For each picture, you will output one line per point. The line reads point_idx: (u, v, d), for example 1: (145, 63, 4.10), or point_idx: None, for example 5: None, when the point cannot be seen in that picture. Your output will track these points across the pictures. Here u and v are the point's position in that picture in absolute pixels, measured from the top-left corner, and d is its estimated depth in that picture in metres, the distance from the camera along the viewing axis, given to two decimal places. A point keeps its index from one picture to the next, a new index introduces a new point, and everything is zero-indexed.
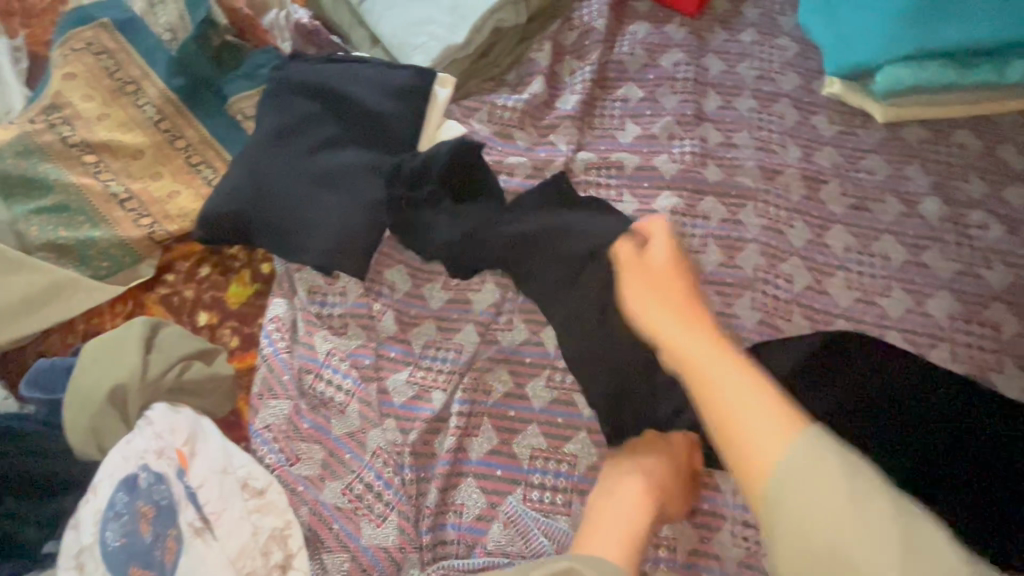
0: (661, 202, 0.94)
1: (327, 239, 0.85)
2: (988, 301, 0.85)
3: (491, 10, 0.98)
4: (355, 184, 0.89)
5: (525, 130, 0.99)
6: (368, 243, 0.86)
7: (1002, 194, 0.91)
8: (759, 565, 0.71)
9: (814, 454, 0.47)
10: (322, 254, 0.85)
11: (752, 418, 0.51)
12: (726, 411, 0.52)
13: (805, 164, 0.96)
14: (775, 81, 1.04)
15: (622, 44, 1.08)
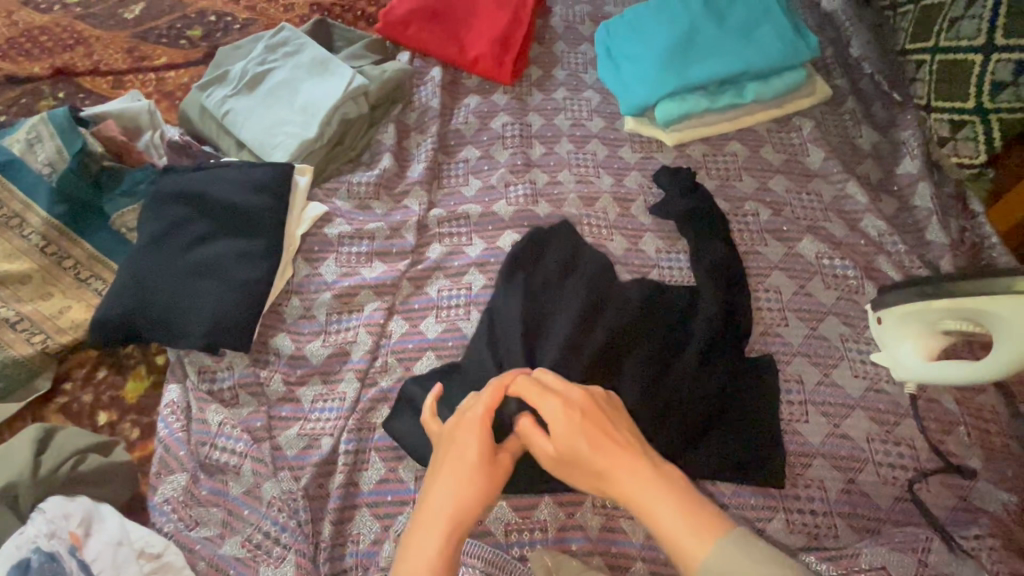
0: (504, 240, 1.10)
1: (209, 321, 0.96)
2: (768, 271, 1.04)
3: (335, 107, 1.17)
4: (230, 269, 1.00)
5: (382, 200, 1.15)
6: (245, 319, 0.97)
7: (767, 186, 1.14)
8: (616, 526, 0.83)
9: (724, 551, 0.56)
10: (206, 336, 0.95)
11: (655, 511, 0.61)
12: (664, 527, 0.60)
13: (617, 188, 1.17)
14: (585, 126, 1.26)
15: (458, 116, 1.28)
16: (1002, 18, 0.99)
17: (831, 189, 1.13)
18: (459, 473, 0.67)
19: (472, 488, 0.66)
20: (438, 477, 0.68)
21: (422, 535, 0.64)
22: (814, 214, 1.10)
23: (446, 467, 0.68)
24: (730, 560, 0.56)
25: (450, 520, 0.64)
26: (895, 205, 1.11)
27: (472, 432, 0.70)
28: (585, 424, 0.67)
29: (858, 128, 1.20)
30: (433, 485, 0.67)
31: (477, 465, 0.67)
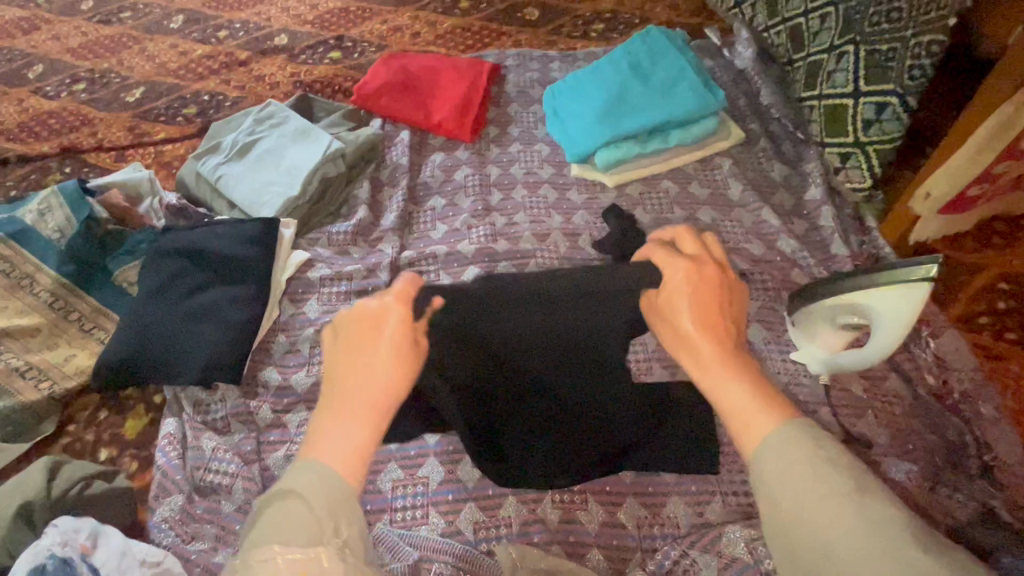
0: (467, 274, 1.25)
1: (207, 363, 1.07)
2: None
3: (315, 168, 1.33)
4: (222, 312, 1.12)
5: (359, 246, 1.30)
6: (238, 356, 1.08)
7: (695, 216, 1.31)
8: (574, 517, 0.93)
9: (785, 441, 0.54)
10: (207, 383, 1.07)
11: (729, 388, 0.60)
12: (736, 407, 0.59)
13: (566, 225, 1.33)
14: (537, 173, 1.44)
15: (426, 171, 1.46)
16: (863, 70, 1.19)
17: (750, 216, 1.30)
18: (373, 370, 0.65)
19: (385, 378, 0.64)
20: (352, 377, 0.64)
21: (343, 425, 0.61)
22: (737, 237, 1.27)
23: (357, 353, 0.66)
24: (784, 447, 0.54)
25: (366, 403, 0.62)
26: (805, 226, 1.28)
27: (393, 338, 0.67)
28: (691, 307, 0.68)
29: (770, 163, 1.39)
30: (346, 372, 0.65)
31: (385, 354, 0.66)
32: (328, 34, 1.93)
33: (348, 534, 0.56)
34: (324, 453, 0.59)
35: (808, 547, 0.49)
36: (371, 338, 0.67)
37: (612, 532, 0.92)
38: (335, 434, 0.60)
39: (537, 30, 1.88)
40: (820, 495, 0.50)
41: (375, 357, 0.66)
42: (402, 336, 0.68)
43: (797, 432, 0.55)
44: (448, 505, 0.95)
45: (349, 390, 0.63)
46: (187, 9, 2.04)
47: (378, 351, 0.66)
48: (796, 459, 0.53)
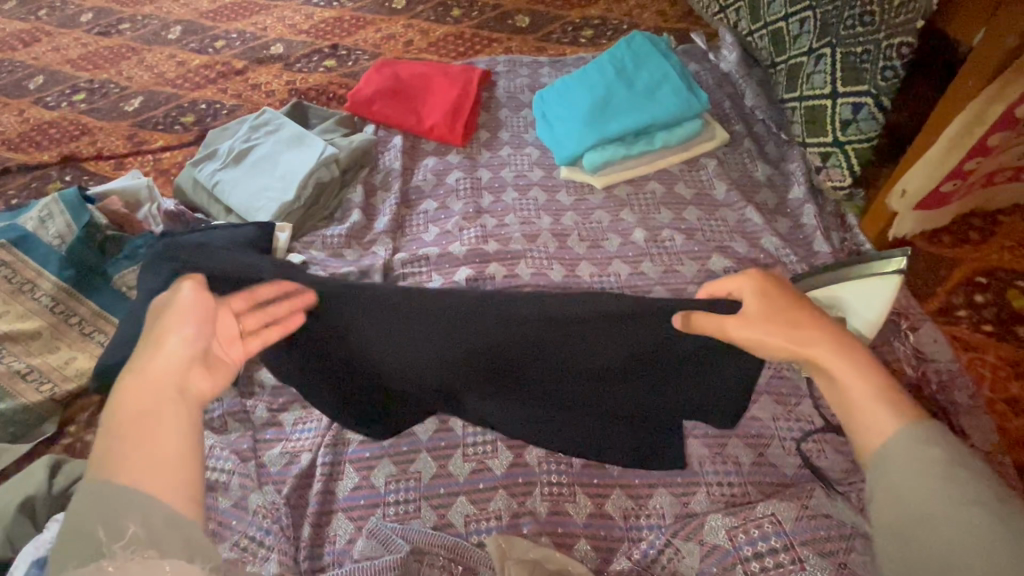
0: (459, 274, 1.28)
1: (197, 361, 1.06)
2: (683, 286, 1.22)
3: (310, 174, 1.37)
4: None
5: (352, 249, 1.33)
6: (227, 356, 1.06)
7: (680, 216, 1.35)
8: (562, 509, 0.95)
9: (908, 449, 0.60)
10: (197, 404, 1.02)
11: (856, 394, 0.66)
12: (863, 411, 0.65)
13: (555, 226, 1.36)
14: (527, 176, 1.48)
15: (418, 175, 1.49)
16: (839, 72, 1.24)
17: (735, 215, 1.33)
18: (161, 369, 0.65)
19: (175, 385, 0.63)
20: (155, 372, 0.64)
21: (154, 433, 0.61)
22: (722, 236, 1.30)
23: (149, 361, 0.64)
24: (904, 457, 0.60)
25: (162, 412, 0.62)
26: (789, 224, 1.31)
27: (190, 319, 0.67)
28: (786, 317, 0.70)
29: (754, 164, 1.42)
30: (135, 382, 0.63)
31: (178, 359, 0.65)
32: (322, 43, 1.97)
33: (134, 527, 0.54)
34: (113, 467, 0.58)
35: (927, 546, 0.55)
36: (159, 347, 0.65)
37: (600, 522, 0.94)
38: (133, 443, 0.59)
39: (528, 37, 1.92)
40: (944, 501, 0.56)
41: (169, 362, 0.64)
42: (198, 339, 0.67)
43: (923, 438, 0.61)
44: (441, 499, 0.98)
45: (138, 402, 0.62)
46: (184, 21, 2.08)
47: (172, 358, 0.65)
48: (919, 464, 0.59)
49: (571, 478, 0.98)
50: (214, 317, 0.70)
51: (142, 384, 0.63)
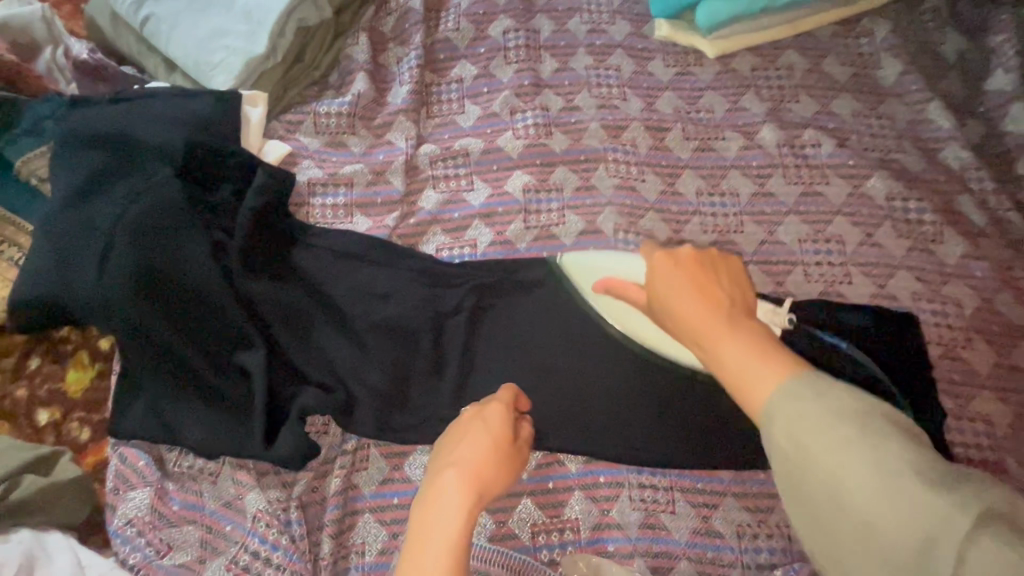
0: (513, 183, 0.91)
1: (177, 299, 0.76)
2: (830, 216, 0.88)
3: (288, 11, 0.90)
4: (184, 218, 0.77)
5: (357, 133, 0.93)
6: (229, 290, 0.77)
7: (830, 108, 0.94)
8: (659, 523, 0.74)
9: (786, 397, 0.44)
10: (211, 354, 0.76)
11: (761, 383, 0.46)
12: (743, 386, 0.47)
13: (648, 114, 0.96)
14: (606, 32, 1.02)
15: (447, 21, 1.03)
16: None
17: (905, 110, 0.93)
18: (474, 458, 0.58)
19: (481, 478, 0.57)
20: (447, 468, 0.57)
21: (436, 516, 0.53)
22: (886, 143, 0.91)
23: (463, 432, 0.62)
24: (799, 412, 0.43)
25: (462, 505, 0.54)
26: (982, 130, 0.92)
27: (483, 432, 0.61)
28: (691, 283, 0.54)
29: (941, 31, 0.98)
30: (445, 463, 0.58)
31: (480, 434, 0.61)
32: None
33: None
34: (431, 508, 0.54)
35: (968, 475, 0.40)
36: (460, 426, 0.64)
37: (707, 541, 0.73)
38: (430, 516, 0.53)
39: None
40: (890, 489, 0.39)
41: (466, 441, 0.61)
42: (498, 433, 0.62)
43: (797, 390, 0.44)
44: (499, 501, 0.75)
45: (455, 445, 0.61)
46: None
47: (480, 424, 0.63)
48: (814, 410, 0.43)
49: (671, 482, 0.76)
50: (499, 426, 0.63)
51: (450, 462, 0.58)
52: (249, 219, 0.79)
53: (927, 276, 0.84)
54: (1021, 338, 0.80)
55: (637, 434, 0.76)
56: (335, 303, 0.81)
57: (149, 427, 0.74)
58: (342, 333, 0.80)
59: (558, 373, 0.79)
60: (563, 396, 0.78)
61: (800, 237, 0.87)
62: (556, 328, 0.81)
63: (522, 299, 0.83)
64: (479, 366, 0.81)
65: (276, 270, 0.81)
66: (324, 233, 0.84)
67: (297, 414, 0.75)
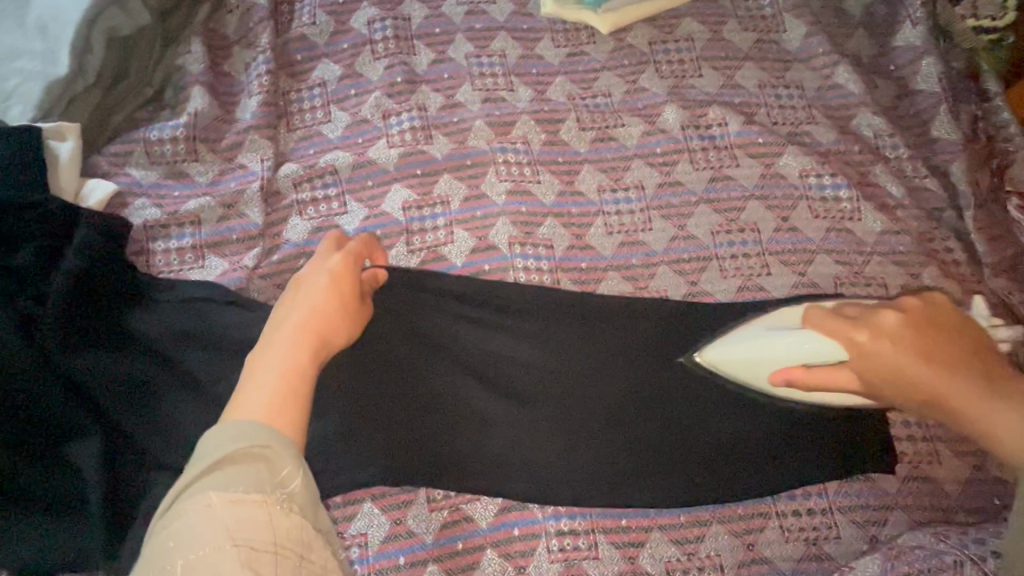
0: (391, 200, 0.79)
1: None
2: (742, 202, 0.80)
3: (89, 19, 0.74)
4: None
5: (203, 159, 0.79)
6: (45, 373, 0.64)
7: (735, 80, 0.86)
8: (580, 572, 0.66)
9: None
10: (33, 452, 0.63)
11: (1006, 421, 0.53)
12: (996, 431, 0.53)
13: (538, 105, 0.85)
14: (486, 13, 0.90)
15: (301, 14, 0.88)
16: None
17: (813, 76, 0.85)
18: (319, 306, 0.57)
19: (323, 334, 0.55)
20: (288, 334, 0.53)
21: (267, 360, 0.50)
22: (796, 114, 0.84)
23: (303, 287, 0.59)
24: None
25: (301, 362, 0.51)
26: (893, 91, 0.85)
27: (321, 278, 0.59)
28: (927, 332, 0.57)
29: None
30: (287, 309, 0.56)
31: (318, 281, 0.59)
32: None
33: (299, 485, 0.42)
34: (261, 374, 0.49)
35: None
36: (298, 283, 0.59)
37: None
38: (261, 377, 0.48)
39: None
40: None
41: (308, 287, 0.58)
42: (343, 278, 0.60)
43: None
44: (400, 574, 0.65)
45: (289, 305, 0.57)
46: None
47: (318, 277, 0.59)
48: None
49: (591, 522, 0.68)
50: (347, 280, 0.60)
51: (289, 314, 0.56)
52: (66, 282, 0.65)
53: (848, 258, 0.77)
54: None
55: (581, 470, 0.68)
56: (190, 364, 0.68)
57: None
58: (197, 400, 0.68)
59: (460, 413, 0.69)
60: (492, 436, 0.69)
61: (714, 229, 0.79)
62: (471, 359, 0.71)
63: (414, 324, 0.70)
64: (368, 407, 0.67)
65: (112, 336, 0.68)
66: (165, 287, 0.71)
67: (144, 515, 0.62)
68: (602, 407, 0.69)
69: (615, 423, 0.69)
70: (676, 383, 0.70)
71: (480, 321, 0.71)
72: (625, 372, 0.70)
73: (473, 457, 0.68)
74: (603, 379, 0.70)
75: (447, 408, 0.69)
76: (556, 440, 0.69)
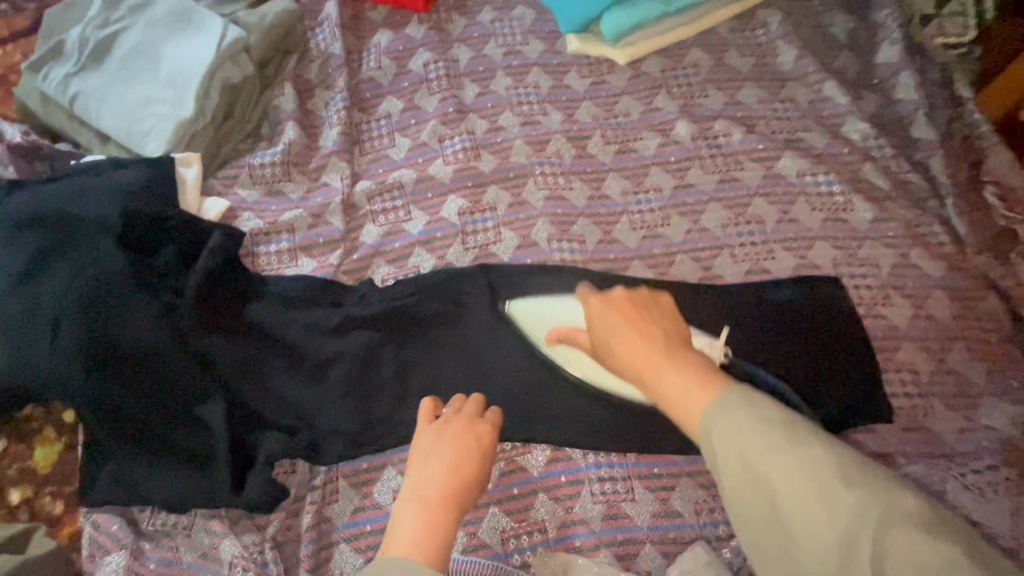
0: (448, 208, 0.95)
1: (134, 363, 0.78)
2: (747, 200, 0.93)
3: (210, 72, 0.94)
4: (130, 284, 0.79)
5: (294, 180, 0.97)
6: (183, 349, 0.80)
7: (737, 98, 1.00)
8: (620, 512, 0.77)
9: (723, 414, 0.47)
10: (173, 412, 0.79)
11: (673, 388, 0.51)
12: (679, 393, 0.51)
13: (568, 125, 1.01)
14: (521, 52, 1.07)
15: (369, 60, 1.07)
16: None
17: (805, 91, 0.99)
18: (446, 456, 0.64)
19: (461, 485, 0.62)
20: (427, 487, 0.60)
21: (414, 514, 0.58)
22: (792, 124, 0.97)
23: (438, 448, 0.65)
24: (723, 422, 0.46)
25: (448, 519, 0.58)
26: (877, 101, 0.98)
27: (457, 443, 0.66)
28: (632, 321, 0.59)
29: (830, 14, 1.04)
30: (418, 466, 0.64)
31: (461, 446, 0.65)
32: None
33: None
34: (405, 521, 0.57)
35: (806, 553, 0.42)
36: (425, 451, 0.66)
37: (667, 523, 0.77)
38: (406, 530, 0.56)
39: None
40: (827, 495, 0.42)
41: (441, 450, 0.65)
42: (483, 441, 0.67)
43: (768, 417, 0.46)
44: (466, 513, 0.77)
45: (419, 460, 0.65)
46: None
47: (447, 442, 0.66)
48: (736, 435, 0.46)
49: (627, 470, 0.80)
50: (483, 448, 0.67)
51: (428, 468, 0.63)
52: (201, 277, 0.82)
53: (843, 243, 0.89)
54: (935, 289, 0.86)
55: (589, 416, 0.81)
56: (294, 343, 0.84)
57: (118, 492, 0.76)
58: (299, 372, 0.83)
59: (516, 377, 0.83)
60: (542, 400, 0.81)
61: (725, 222, 0.92)
62: (522, 335, 0.85)
63: (475, 307, 0.87)
64: (442, 377, 0.84)
65: (231, 321, 0.83)
66: (270, 282, 0.87)
67: (261, 463, 0.78)
68: None
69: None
70: None
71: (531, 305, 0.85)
72: None
73: (528, 415, 0.81)
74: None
75: (503, 374, 0.83)
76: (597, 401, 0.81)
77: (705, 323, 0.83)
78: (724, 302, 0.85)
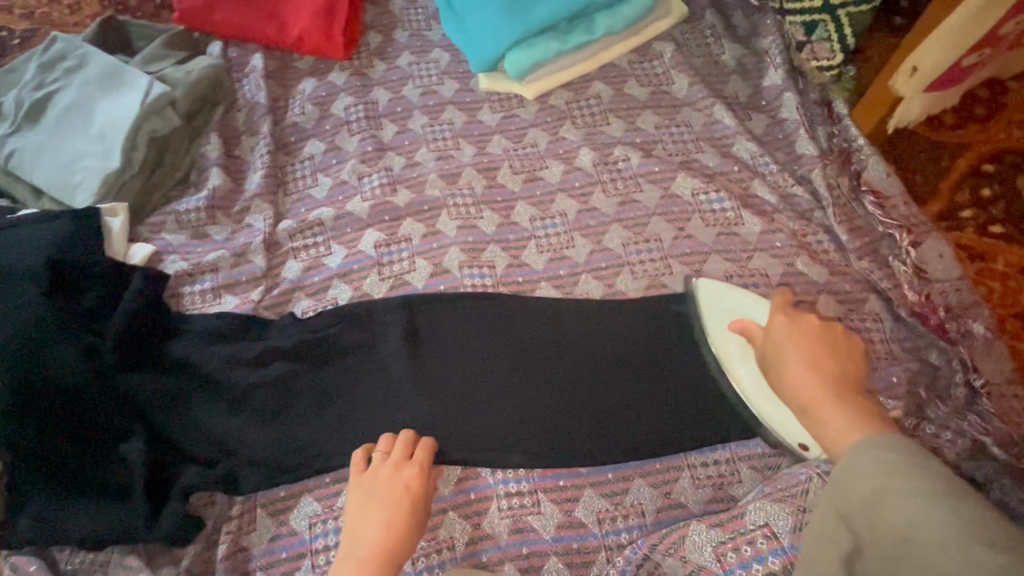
0: (365, 242, 1.00)
1: (56, 405, 0.81)
2: (646, 219, 0.99)
3: (135, 126, 0.99)
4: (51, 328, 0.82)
5: (220, 223, 1.02)
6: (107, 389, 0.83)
7: (636, 124, 1.07)
8: (526, 526, 0.80)
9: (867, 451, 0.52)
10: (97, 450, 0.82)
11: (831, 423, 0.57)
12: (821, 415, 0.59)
13: (479, 158, 1.07)
14: (437, 92, 1.14)
15: (294, 107, 1.14)
16: None
17: (699, 116, 1.06)
18: (381, 508, 0.72)
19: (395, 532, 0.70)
20: (364, 537, 0.70)
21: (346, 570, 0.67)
22: (686, 147, 1.04)
23: (368, 499, 0.74)
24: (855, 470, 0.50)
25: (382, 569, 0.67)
26: (765, 122, 1.05)
27: (384, 495, 0.74)
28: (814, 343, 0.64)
29: (720, 44, 1.13)
30: (355, 518, 0.72)
31: (384, 497, 0.74)
32: None
33: None
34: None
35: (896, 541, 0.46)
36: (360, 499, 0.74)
37: (570, 533, 0.80)
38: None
39: None
40: (928, 505, 0.45)
41: (371, 504, 0.73)
42: (410, 485, 0.75)
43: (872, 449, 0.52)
44: None
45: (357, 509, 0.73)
46: None
47: (378, 492, 0.74)
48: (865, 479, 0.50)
49: (534, 485, 0.82)
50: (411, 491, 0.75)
51: (362, 521, 0.71)
52: (122, 319, 0.85)
53: (735, 256, 0.95)
54: (821, 294, 0.91)
55: (500, 431, 0.85)
56: (215, 378, 0.87)
57: (37, 534, 0.77)
58: (219, 406, 0.86)
59: (430, 400, 0.86)
60: (455, 422, 0.85)
61: (626, 241, 0.98)
62: (437, 359, 0.89)
63: (389, 333, 0.91)
64: (356, 402, 0.87)
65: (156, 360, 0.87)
66: (192, 321, 0.91)
67: (177, 496, 0.80)
68: (545, 391, 0.87)
69: (532, 393, 0.87)
70: (602, 369, 0.88)
71: (447, 331, 0.91)
72: (563, 363, 0.89)
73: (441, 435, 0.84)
74: (535, 365, 0.89)
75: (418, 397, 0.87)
76: (509, 418, 0.85)
77: (610, 344, 0.90)
78: (624, 321, 0.91)
